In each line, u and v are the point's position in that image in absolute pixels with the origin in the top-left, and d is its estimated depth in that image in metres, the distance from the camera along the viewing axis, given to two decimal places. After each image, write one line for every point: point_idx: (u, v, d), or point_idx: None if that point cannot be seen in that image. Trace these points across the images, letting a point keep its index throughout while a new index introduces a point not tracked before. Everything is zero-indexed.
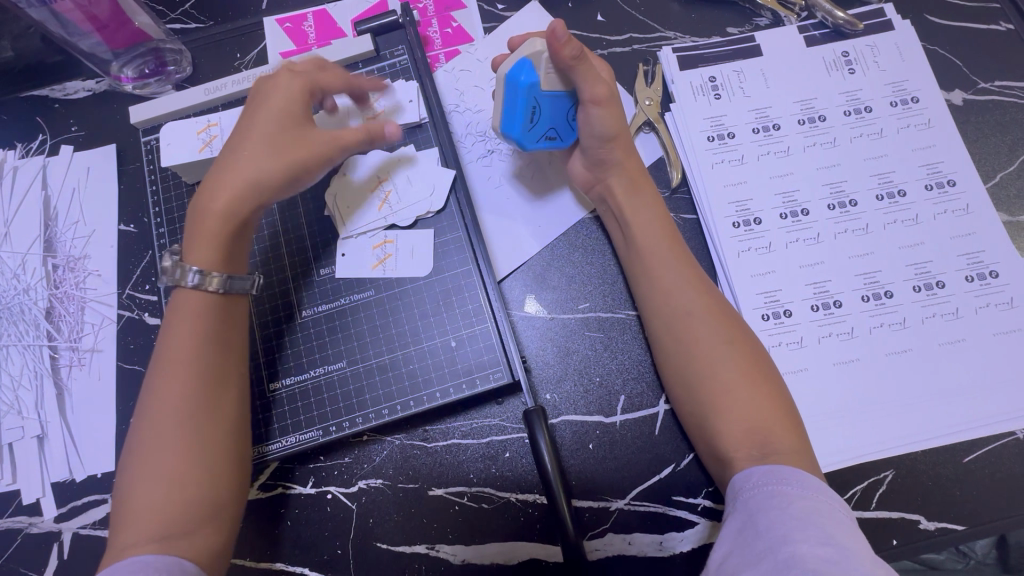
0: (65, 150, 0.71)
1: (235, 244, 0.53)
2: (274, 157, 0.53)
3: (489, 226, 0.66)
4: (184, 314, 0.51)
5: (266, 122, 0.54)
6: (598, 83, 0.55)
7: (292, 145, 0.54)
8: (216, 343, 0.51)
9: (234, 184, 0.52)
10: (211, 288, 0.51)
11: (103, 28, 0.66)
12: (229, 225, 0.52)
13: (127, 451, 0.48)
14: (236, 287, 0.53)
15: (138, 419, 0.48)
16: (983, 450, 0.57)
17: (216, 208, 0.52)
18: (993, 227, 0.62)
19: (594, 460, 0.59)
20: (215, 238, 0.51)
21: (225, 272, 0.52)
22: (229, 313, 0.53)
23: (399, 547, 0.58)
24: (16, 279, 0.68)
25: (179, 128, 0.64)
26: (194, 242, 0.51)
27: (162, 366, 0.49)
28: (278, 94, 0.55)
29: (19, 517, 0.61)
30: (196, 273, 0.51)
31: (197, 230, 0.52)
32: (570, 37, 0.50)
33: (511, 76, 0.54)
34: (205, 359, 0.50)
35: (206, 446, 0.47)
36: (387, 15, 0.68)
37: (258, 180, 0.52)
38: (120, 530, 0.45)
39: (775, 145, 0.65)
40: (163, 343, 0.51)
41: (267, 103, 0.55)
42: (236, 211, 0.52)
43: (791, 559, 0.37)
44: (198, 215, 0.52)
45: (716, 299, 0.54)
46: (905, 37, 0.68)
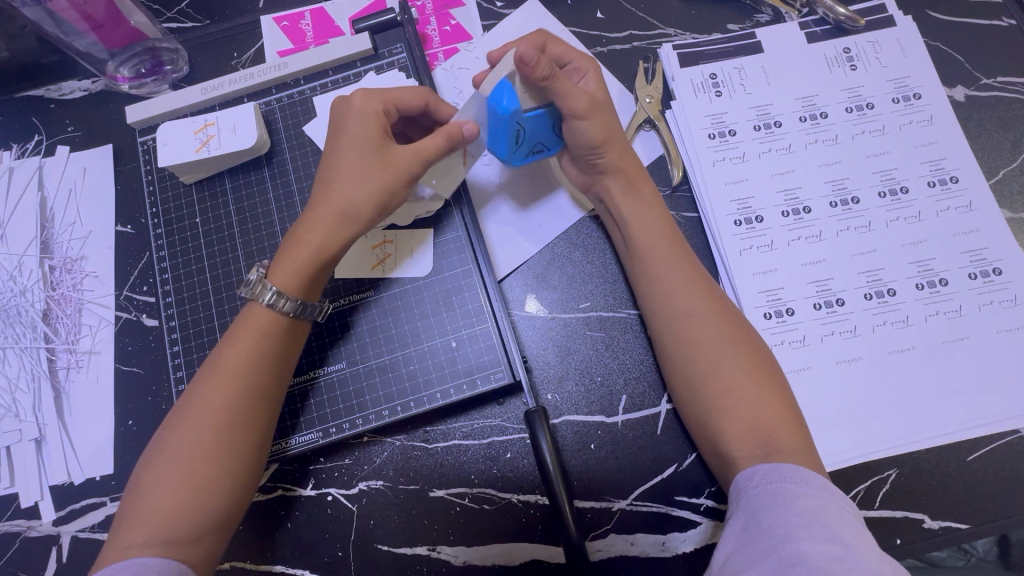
0: (61, 151, 0.70)
1: (321, 274, 0.52)
2: (364, 182, 0.52)
3: (489, 226, 0.66)
4: (245, 324, 0.51)
5: (351, 145, 0.53)
6: (578, 96, 0.53)
7: (379, 167, 0.52)
8: (266, 358, 0.50)
9: (325, 212, 0.51)
10: (284, 309, 0.50)
11: (99, 27, 0.65)
12: (319, 261, 0.51)
13: (148, 449, 0.47)
14: (309, 315, 0.53)
15: (173, 415, 0.48)
16: (987, 449, 0.57)
17: (304, 238, 0.51)
18: (995, 224, 0.62)
19: (596, 461, 0.59)
20: (299, 267, 0.51)
21: (301, 297, 0.51)
22: (291, 334, 0.52)
23: (400, 548, 0.58)
24: (13, 281, 0.67)
25: (175, 126, 0.63)
26: (277, 269, 0.51)
27: (209, 370, 0.49)
28: (370, 130, 0.53)
29: (17, 521, 0.61)
30: (273, 294, 0.50)
31: (288, 261, 0.51)
32: (539, 58, 0.49)
33: (492, 100, 0.53)
34: (251, 371, 0.49)
35: (232, 459, 0.47)
36: (385, 12, 0.67)
37: (346, 209, 0.51)
38: (126, 523, 0.44)
39: (776, 142, 0.65)
40: (219, 347, 0.51)
41: (363, 140, 0.53)
42: (325, 240, 0.51)
43: (796, 556, 0.37)
44: (297, 254, 0.51)
45: (720, 300, 0.54)
46: (907, 32, 0.68)
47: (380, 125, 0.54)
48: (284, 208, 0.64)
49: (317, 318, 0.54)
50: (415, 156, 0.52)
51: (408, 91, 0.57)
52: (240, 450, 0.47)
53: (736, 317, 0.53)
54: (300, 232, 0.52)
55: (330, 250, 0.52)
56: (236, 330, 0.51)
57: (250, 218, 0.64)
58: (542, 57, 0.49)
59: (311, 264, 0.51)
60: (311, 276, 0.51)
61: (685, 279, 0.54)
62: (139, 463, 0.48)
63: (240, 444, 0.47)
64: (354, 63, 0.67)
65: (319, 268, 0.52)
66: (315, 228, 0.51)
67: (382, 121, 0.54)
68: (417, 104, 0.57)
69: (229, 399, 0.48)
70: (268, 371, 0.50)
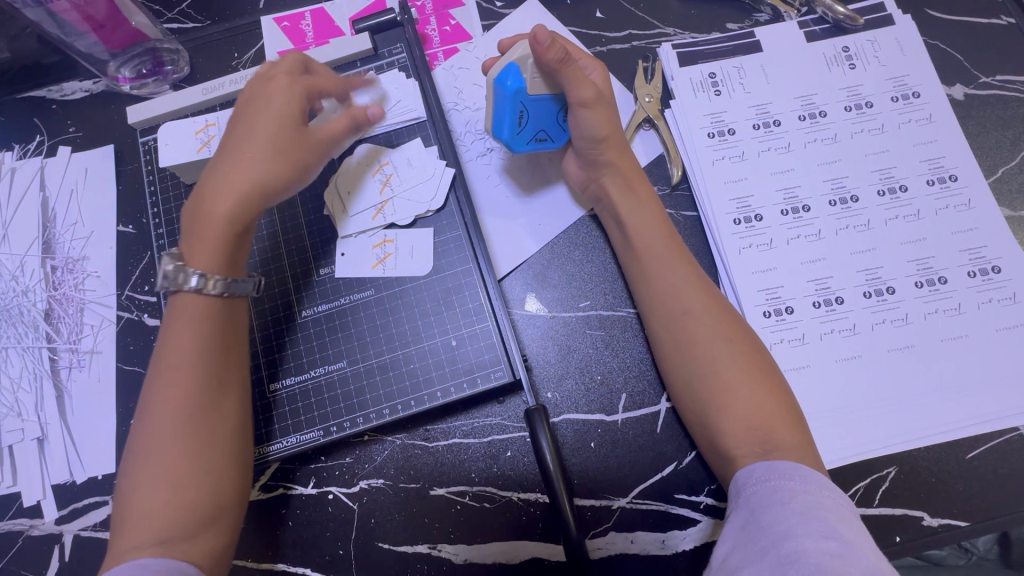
0: (63, 151, 0.71)
1: (235, 250, 0.52)
2: (273, 158, 0.52)
3: (489, 225, 0.66)
4: (180, 314, 0.50)
5: (262, 121, 0.53)
6: (585, 85, 0.54)
7: (290, 144, 0.53)
8: (213, 346, 0.50)
9: (231, 187, 0.51)
10: (211, 291, 0.50)
11: (100, 28, 0.65)
12: (233, 235, 0.52)
13: (128, 453, 0.47)
14: (243, 292, 0.53)
15: (137, 418, 0.48)
16: (987, 446, 0.57)
17: (217, 213, 0.51)
18: (994, 222, 0.62)
19: (596, 458, 0.59)
20: (211, 243, 0.51)
21: (225, 275, 0.51)
22: (232, 314, 0.52)
23: (401, 547, 0.58)
24: (15, 281, 0.67)
25: (176, 128, 0.64)
26: (193, 247, 0.51)
27: (161, 368, 0.49)
28: (291, 109, 0.54)
29: (20, 520, 0.61)
30: (198, 277, 0.50)
31: (202, 235, 0.51)
32: (553, 41, 0.50)
33: (498, 79, 0.54)
34: (202, 363, 0.48)
35: (205, 453, 0.47)
36: (385, 12, 0.67)
37: (255, 183, 0.52)
38: (121, 529, 0.45)
39: (775, 141, 0.65)
40: (162, 343, 0.50)
41: (283, 117, 0.54)
42: (234, 214, 0.51)
43: (794, 553, 0.37)
44: (210, 227, 0.51)
45: (714, 298, 0.54)
46: (905, 31, 0.68)
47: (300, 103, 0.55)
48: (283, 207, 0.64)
49: (252, 292, 0.54)
50: (325, 138, 0.56)
51: (329, 76, 0.58)
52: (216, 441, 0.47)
53: (734, 316, 0.54)
54: (207, 205, 0.51)
55: (240, 225, 0.52)
56: (174, 323, 0.50)
57: None
58: (557, 40, 0.50)
59: (221, 239, 0.51)
60: (226, 253, 0.51)
61: (679, 278, 0.55)
62: (122, 467, 0.47)
63: (211, 438, 0.47)
64: (353, 63, 0.67)
65: (230, 243, 0.51)
66: (221, 201, 0.51)
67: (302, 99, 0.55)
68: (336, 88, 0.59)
69: (186, 393, 0.47)
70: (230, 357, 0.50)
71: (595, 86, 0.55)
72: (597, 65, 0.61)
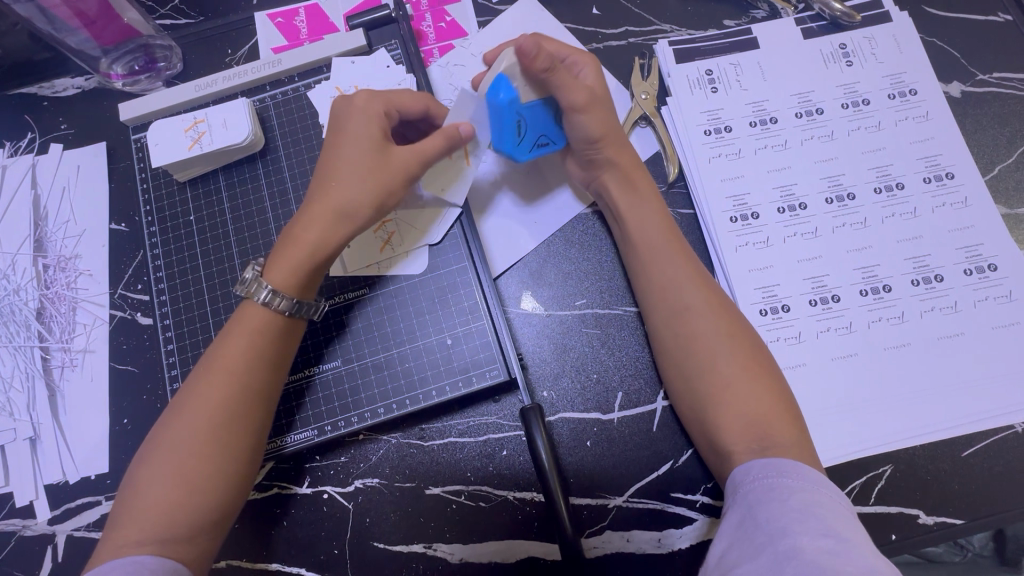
0: (55, 148, 0.70)
1: (316, 275, 0.53)
2: (363, 182, 0.52)
3: (484, 223, 0.65)
4: (241, 323, 0.51)
5: (347, 149, 0.53)
6: (575, 90, 0.55)
7: (378, 168, 0.52)
8: (261, 357, 0.50)
9: (322, 213, 0.51)
10: (279, 309, 0.51)
11: (91, 24, 0.65)
12: (313, 262, 0.51)
13: (147, 446, 0.47)
14: (304, 313, 0.53)
15: (168, 414, 0.48)
16: (982, 444, 0.57)
17: (305, 238, 0.51)
18: (990, 219, 0.62)
19: (592, 457, 0.59)
20: (296, 266, 0.51)
21: (297, 297, 0.52)
22: (287, 332, 0.52)
23: (397, 546, 0.58)
24: (6, 280, 0.67)
25: (164, 126, 0.62)
26: (271, 268, 0.51)
27: (205, 371, 0.49)
28: (362, 122, 0.53)
29: (12, 520, 0.60)
30: (269, 292, 0.50)
31: (282, 255, 0.51)
32: (539, 50, 0.50)
33: (491, 97, 0.53)
34: (245, 374, 0.49)
35: (231, 453, 0.47)
36: (379, 9, 0.67)
37: (344, 210, 0.51)
38: (120, 520, 0.44)
39: (772, 138, 0.65)
40: (214, 347, 0.50)
41: (358, 135, 0.53)
42: (324, 240, 0.51)
43: (791, 550, 0.37)
44: (293, 250, 0.51)
45: (726, 306, 0.54)
46: (903, 28, 0.67)
47: (380, 122, 0.53)
48: (279, 207, 0.64)
49: (312, 316, 0.54)
50: (415, 158, 0.53)
51: (409, 95, 0.57)
52: (236, 449, 0.47)
53: (744, 324, 0.53)
54: (297, 230, 0.52)
55: (331, 250, 0.52)
56: (232, 329, 0.51)
57: (245, 216, 0.64)
58: (543, 49, 0.51)
59: (309, 263, 0.51)
60: (309, 278, 0.52)
61: (692, 281, 0.54)
62: (136, 458, 0.48)
63: (236, 446, 0.47)
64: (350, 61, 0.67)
65: (317, 270, 0.52)
66: (316, 229, 0.51)
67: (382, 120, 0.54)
68: (417, 107, 0.57)
69: (225, 398, 0.47)
70: (264, 369, 0.50)
71: (586, 90, 0.55)
72: (587, 61, 0.58)
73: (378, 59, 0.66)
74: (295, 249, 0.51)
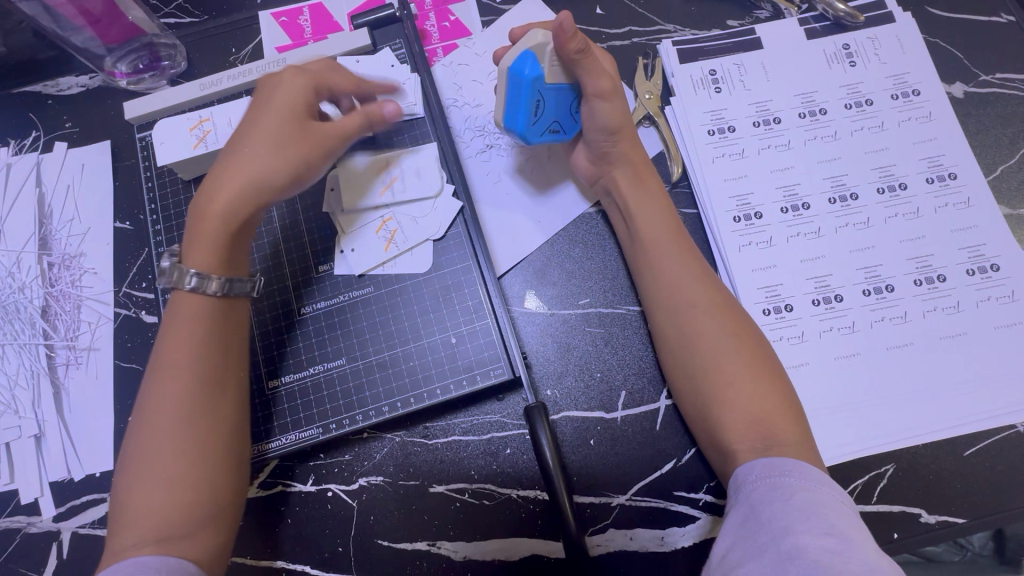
0: (59, 147, 0.70)
1: (233, 252, 0.52)
2: (278, 156, 0.52)
3: (489, 222, 0.65)
4: (189, 317, 0.50)
5: (268, 122, 0.53)
6: (602, 75, 0.55)
7: (296, 140, 0.53)
8: (210, 346, 0.50)
9: (237, 183, 0.51)
10: (210, 292, 0.51)
11: (97, 23, 0.66)
12: (225, 235, 0.51)
13: (123, 455, 0.47)
14: (241, 291, 0.53)
15: (134, 421, 0.48)
16: (984, 444, 0.57)
17: (215, 211, 0.51)
18: (993, 219, 0.62)
19: (595, 456, 0.59)
20: (215, 242, 0.51)
21: (222, 275, 0.51)
22: (233, 316, 0.53)
23: (401, 544, 0.58)
24: (11, 277, 0.67)
25: (170, 125, 0.63)
26: (191, 247, 0.51)
27: (160, 371, 0.48)
28: (284, 97, 0.53)
29: (17, 517, 0.61)
30: (196, 277, 0.50)
31: (197, 230, 0.51)
32: (576, 31, 0.51)
33: (516, 70, 0.53)
34: (198, 365, 0.49)
35: (210, 446, 0.47)
36: (385, 8, 0.67)
37: (260, 182, 0.51)
38: (117, 528, 0.45)
39: (775, 138, 0.65)
40: (159, 346, 0.50)
41: (276, 108, 0.53)
42: (240, 212, 0.51)
43: (794, 550, 0.37)
44: (201, 221, 0.51)
45: (727, 304, 0.54)
46: (906, 29, 0.68)
47: (307, 97, 0.54)
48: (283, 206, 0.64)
49: (253, 293, 0.54)
50: (332, 135, 0.55)
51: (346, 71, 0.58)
52: (212, 441, 0.47)
53: (745, 321, 0.53)
54: (210, 206, 0.51)
55: (244, 223, 0.52)
56: (172, 325, 0.50)
57: None
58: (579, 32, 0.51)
59: (227, 239, 0.51)
60: (225, 251, 0.51)
61: (691, 281, 0.54)
62: (117, 471, 0.47)
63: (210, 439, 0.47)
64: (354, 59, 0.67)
65: (230, 243, 0.52)
66: (230, 202, 0.51)
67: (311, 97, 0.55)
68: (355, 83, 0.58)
69: (191, 393, 0.48)
70: (220, 359, 0.50)
71: (611, 77, 0.56)
72: (604, 57, 0.62)
73: (382, 58, 0.66)
74: (206, 220, 0.51)
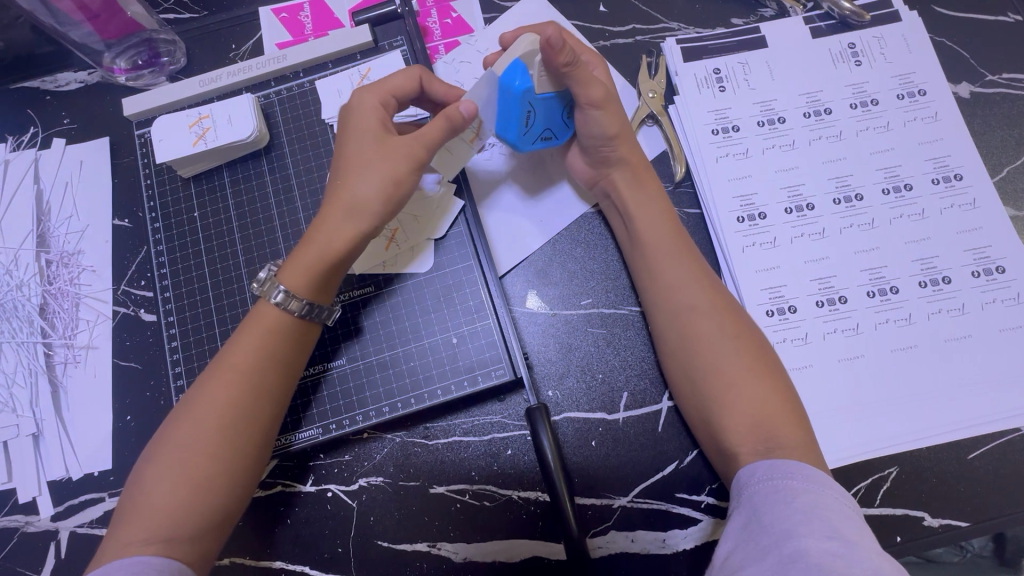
0: (57, 143, 0.69)
1: (333, 273, 0.51)
2: (373, 175, 0.51)
3: (490, 221, 0.65)
4: (252, 324, 0.50)
5: (353, 145, 0.52)
6: (593, 85, 0.54)
7: (382, 161, 0.51)
8: (270, 357, 0.49)
9: (334, 210, 0.51)
10: (293, 310, 0.50)
11: (94, 18, 0.64)
12: (325, 258, 0.50)
13: (153, 443, 0.47)
14: (317, 318, 0.52)
15: (175, 413, 0.48)
16: (988, 447, 0.57)
17: (318, 239, 0.50)
18: (999, 221, 0.61)
19: (597, 457, 0.59)
20: (310, 267, 0.50)
21: (310, 298, 0.51)
22: (299, 333, 0.51)
23: (401, 545, 0.58)
24: (8, 275, 0.66)
25: (169, 121, 0.62)
26: (287, 271, 0.51)
27: (214, 372, 0.48)
28: (358, 117, 0.53)
29: (15, 516, 0.60)
30: (282, 293, 0.50)
31: (297, 257, 0.51)
32: (564, 44, 0.49)
33: (504, 80, 0.52)
34: (253, 372, 0.48)
35: (240, 451, 0.47)
36: (384, 5, 0.66)
37: (354, 203, 0.50)
38: (125, 517, 0.44)
39: (780, 138, 0.64)
40: (225, 348, 0.50)
41: (354, 129, 0.53)
42: (336, 237, 0.50)
43: (797, 553, 0.37)
44: (306, 249, 0.51)
45: (738, 312, 0.53)
46: (912, 28, 0.67)
47: (379, 112, 0.53)
48: (283, 204, 0.64)
49: (327, 321, 0.53)
50: (417, 141, 0.52)
51: (402, 77, 0.55)
52: (242, 448, 0.47)
53: (752, 329, 0.53)
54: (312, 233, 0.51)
55: (343, 247, 0.50)
56: (243, 330, 0.50)
57: (249, 213, 0.64)
58: (567, 43, 0.49)
59: (322, 264, 0.50)
60: (324, 274, 0.51)
61: (704, 286, 0.54)
62: (141, 457, 0.47)
63: (242, 450, 0.47)
64: (354, 55, 0.67)
65: (332, 266, 0.51)
66: (330, 230, 0.50)
67: (384, 111, 0.54)
68: (411, 86, 0.56)
69: (234, 398, 0.47)
70: (270, 369, 0.49)
71: (603, 86, 0.55)
72: (596, 60, 0.61)
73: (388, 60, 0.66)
74: (307, 250, 0.51)
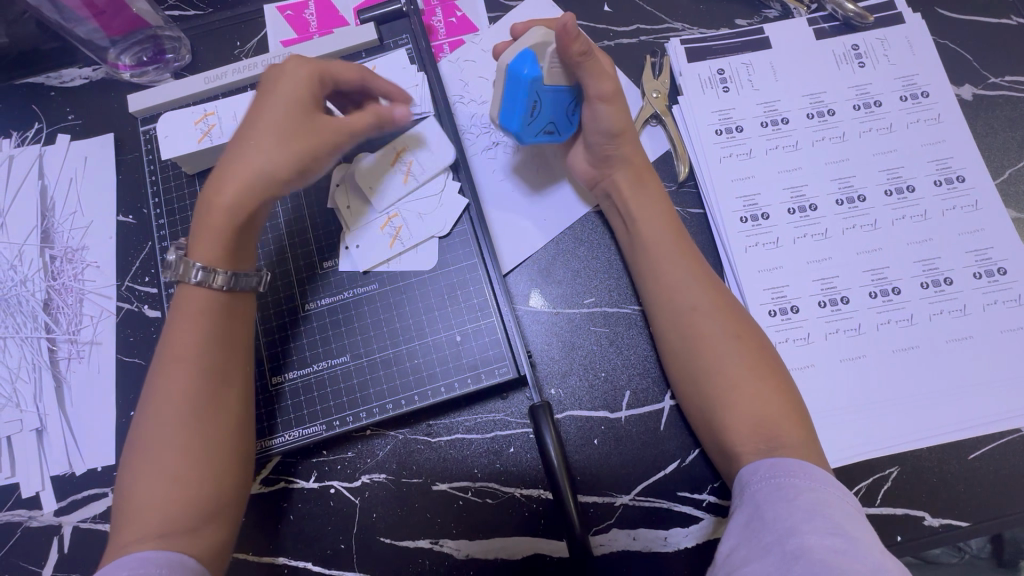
0: (62, 139, 0.70)
1: (239, 244, 0.52)
2: (285, 152, 0.51)
3: (494, 220, 0.65)
4: (184, 308, 0.50)
5: (272, 115, 0.52)
6: (604, 78, 0.55)
7: (299, 139, 0.52)
8: (219, 343, 0.50)
9: (234, 176, 0.50)
10: (215, 285, 0.50)
11: (100, 15, 0.65)
12: (229, 228, 0.50)
13: (128, 447, 0.47)
14: (245, 284, 0.52)
15: (142, 411, 0.48)
16: (988, 447, 0.57)
17: (221, 205, 0.50)
18: (1001, 222, 0.62)
19: (599, 455, 0.59)
20: (215, 235, 0.50)
21: (227, 269, 0.51)
22: (232, 313, 0.51)
23: (404, 542, 0.58)
24: (13, 270, 0.66)
25: (175, 118, 0.62)
26: (197, 239, 0.50)
27: (166, 364, 0.48)
28: (284, 89, 0.53)
29: (18, 511, 0.60)
30: (201, 270, 0.50)
31: (203, 223, 0.50)
32: (579, 33, 0.50)
33: (513, 66, 0.52)
34: (205, 360, 0.48)
35: (216, 443, 0.47)
36: (391, 3, 0.67)
37: (260, 177, 0.50)
38: (121, 518, 0.45)
39: (784, 139, 0.65)
40: (166, 335, 0.50)
41: (275, 100, 0.52)
42: (238, 208, 0.50)
43: (799, 550, 0.37)
44: (206, 213, 0.50)
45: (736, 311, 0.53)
46: (916, 30, 0.67)
47: (309, 91, 0.53)
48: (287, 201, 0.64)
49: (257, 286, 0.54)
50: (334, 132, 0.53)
51: (345, 64, 0.56)
52: (216, 439, 0.47)
53: (753, 329, 0.53)
54: (217, 196, 0.50)
55: (242, 220, 0.50)
56: (179, 316, 0.50)
57: None
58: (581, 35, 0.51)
59: (227, 236, 0.50)
60: (229, 248, 0.51)
61: (700, 286, 0.54)
62: (122, 462, 0.47)
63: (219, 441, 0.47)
64: (359, 53, 0.67)
65: (235, 240, 0.51)
66: (232, 197, 0.50)
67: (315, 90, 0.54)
68: (353, 76, 0.56)
69: (194, 388, 0.47)
70: (223, 355, 0.50)
71: (612, 80, 0.56)
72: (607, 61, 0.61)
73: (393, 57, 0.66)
74: (207, 213, 0.50)
